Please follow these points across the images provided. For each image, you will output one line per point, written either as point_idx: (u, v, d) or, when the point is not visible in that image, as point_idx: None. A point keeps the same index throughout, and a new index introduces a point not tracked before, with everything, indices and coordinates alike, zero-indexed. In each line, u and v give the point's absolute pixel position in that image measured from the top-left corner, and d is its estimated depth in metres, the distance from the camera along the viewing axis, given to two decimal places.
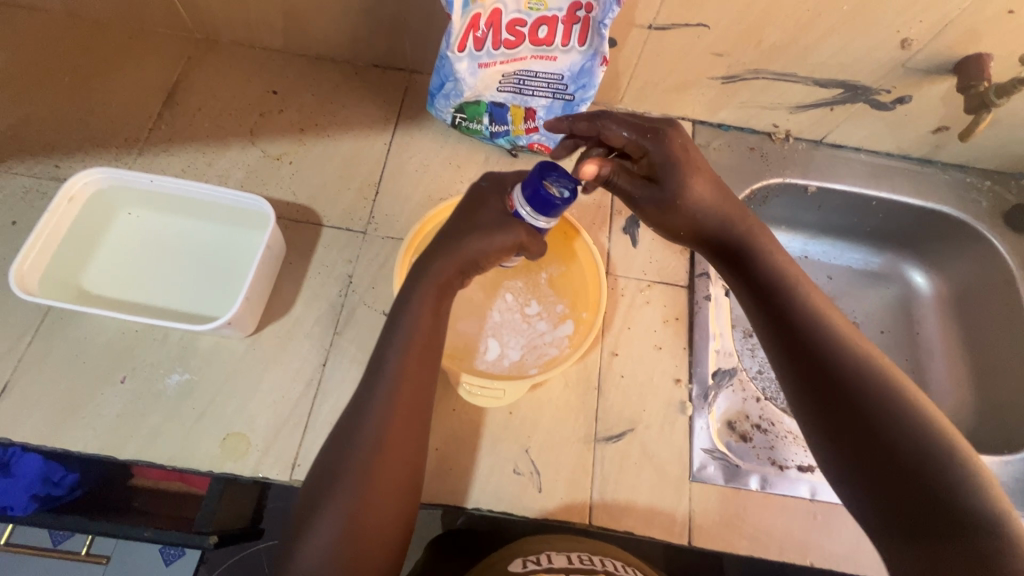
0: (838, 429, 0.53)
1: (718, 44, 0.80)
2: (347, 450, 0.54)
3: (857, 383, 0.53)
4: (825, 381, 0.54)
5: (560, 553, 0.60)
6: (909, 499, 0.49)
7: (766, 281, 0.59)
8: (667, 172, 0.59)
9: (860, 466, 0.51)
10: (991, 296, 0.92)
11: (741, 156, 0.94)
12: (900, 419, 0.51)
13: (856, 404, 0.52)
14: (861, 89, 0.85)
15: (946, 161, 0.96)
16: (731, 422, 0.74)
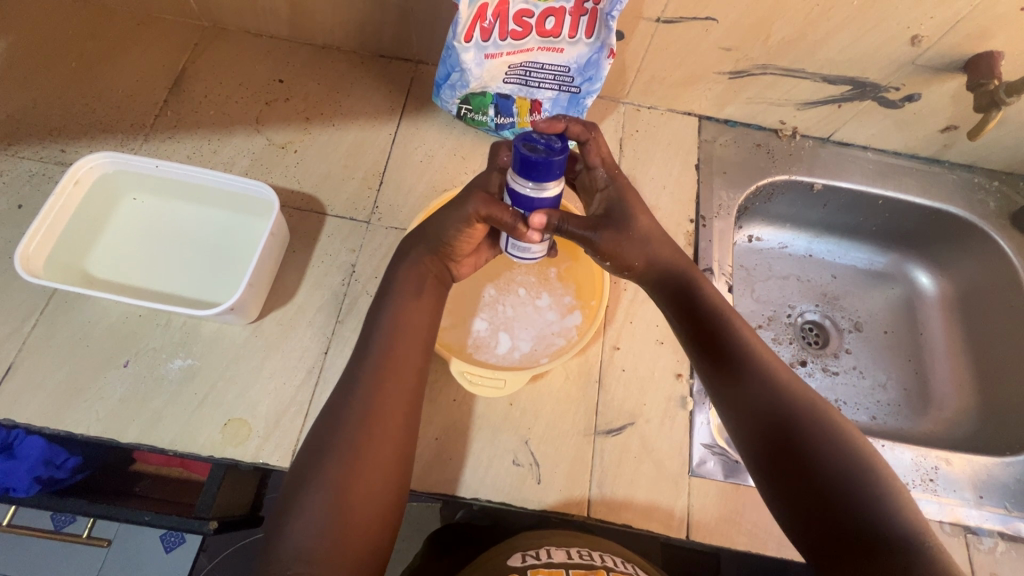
0: (773, 456, 0.55)
1: (727, 39, 0.80)
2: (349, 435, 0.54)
3: (787, 410, 0.56)
4: (760, 408, 0.56)
5: (559, 549, 0.61)
6: (837, 517, 0.50)
7: (703, 313, 0.61)
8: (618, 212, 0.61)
9: (795, 494, 0.53)
10: (995, 298, 0.91)
11: (748, 152, 0.93)
12: (830, 443, 0.53)
13: (788, 429, 0.55)
14: (869, 86, 0.84)
15: (953, 161, 0.95)
16: None
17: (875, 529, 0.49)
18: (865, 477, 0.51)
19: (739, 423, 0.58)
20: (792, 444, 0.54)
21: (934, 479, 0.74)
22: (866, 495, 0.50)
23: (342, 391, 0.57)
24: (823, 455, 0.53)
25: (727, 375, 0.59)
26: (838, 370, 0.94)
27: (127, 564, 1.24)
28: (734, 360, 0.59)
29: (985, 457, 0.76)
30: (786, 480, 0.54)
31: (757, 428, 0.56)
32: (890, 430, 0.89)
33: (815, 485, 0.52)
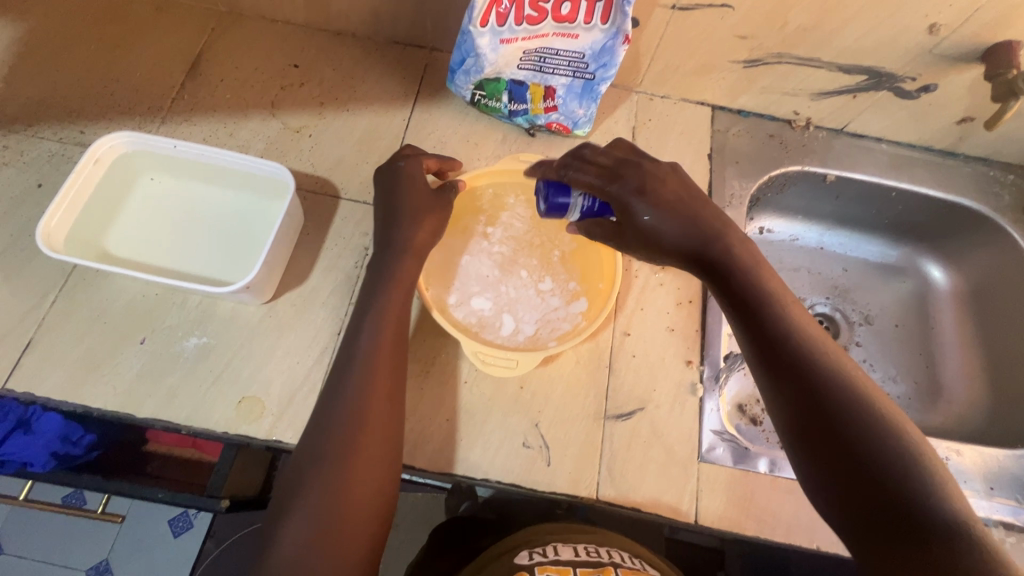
0: (818, 445, 0.54)
1: (742, 26, 0.79)
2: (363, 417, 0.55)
3: (832, 400, 0.55)
4: (804, 398, 0.55)
5: (566, 545, 0.61)
6: (881, 507, 0.50)
7: (751, 300, 0.59)
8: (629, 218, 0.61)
9: (836, 483, 0.53)
10: (1008, 292, 0.91)
11: (760, 142, 0.93)
12: (877, 435, 0.53)
13: (832, 420, 0.54)
14: (885, 76, 0.84)
15: (969, 154, 0.95)
16: (741, 405, 0.79)
17: (916, 521, 0.49)
18: (908, 468, 0.51)
19: (782, 411, 0.57)
20: (837, 434, 0.53)
21: None
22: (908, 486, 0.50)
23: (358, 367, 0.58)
24: (866, 445, 0.52)
25: (773, 363, 0.58)
26: None
27: (138, 540, 1.26)
28: (784, 348, 0.57)
29: (996, 449, 0.76)
30: (828, 468, 0.53)
31: (801, 417, 0.55)
32: None
33: (856, 475, 0.52)
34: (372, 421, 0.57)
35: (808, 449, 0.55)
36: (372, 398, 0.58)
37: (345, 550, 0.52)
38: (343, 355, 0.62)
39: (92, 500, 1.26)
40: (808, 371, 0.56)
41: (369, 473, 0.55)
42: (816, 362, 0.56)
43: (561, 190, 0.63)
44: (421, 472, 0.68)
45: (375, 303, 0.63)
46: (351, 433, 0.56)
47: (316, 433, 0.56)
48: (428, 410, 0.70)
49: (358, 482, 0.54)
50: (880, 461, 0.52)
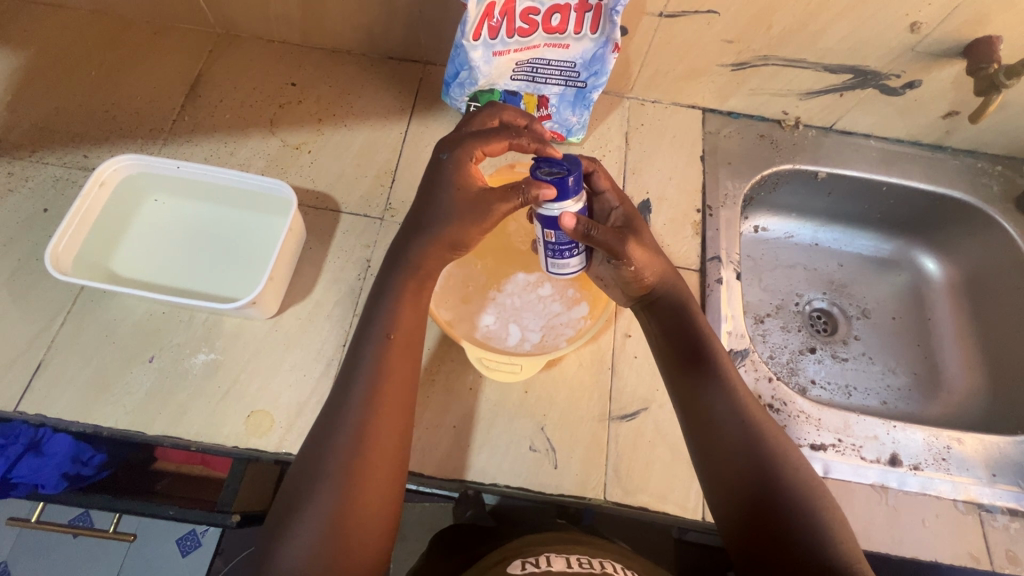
0: (729, 460, 0.59)
1: (728, 31, 0.81)
2: (360, 436, 0.56)
3: (750, 435, 0.60)
4: (727, 431, 0.60)
5: (559, 556, 0.61)
6: (776, 520, 0.55)
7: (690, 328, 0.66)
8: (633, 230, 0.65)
9: (739, 504, 0.57)
10: (1000, 281, 0.92)
11: (752, 142, 0.94)
12: (778, 457, 0.58)
13: (750, 442, 0.59)
14: (870, 74, 0.85)
15: (955, 147, 0.96)
16: None
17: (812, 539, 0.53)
18: (806, 490, 0.57)
19: (705, 430, 0.61)
20: (750, 465, 0.58)
21: (946, 458, 0.75)
22: (802, 512, 0.55)
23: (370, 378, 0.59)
24: (774, 477, 0.57)
25: (705, 395, 0.62)
26: (848, 357, 0.95)
27: (147, 558, 1.26)
28: (713, 376, 0.63)
29: (996, 436, 0.77)
30: (735, 491, 0.58)
31: (721, 434, 0.60)
32: (900, 414, 0.90)
33: (765, 490, 0.57)
34: (384, 428, 0.58)
35: (726, 471, 0.59)
36: (382, 409, 0.58)
37: (360, 553, 0.53)
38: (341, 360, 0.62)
39: (100, 519, 1.27)
40: (727, 398, 0.62)
41: (376, 487, 0.55)
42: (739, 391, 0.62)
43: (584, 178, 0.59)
44: (430, 479, 0.68)
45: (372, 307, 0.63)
46: (360, 443, 0.56)
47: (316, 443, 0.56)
48: (435, 418, 0.71)
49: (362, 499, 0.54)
50: (783, 494, 0.56)
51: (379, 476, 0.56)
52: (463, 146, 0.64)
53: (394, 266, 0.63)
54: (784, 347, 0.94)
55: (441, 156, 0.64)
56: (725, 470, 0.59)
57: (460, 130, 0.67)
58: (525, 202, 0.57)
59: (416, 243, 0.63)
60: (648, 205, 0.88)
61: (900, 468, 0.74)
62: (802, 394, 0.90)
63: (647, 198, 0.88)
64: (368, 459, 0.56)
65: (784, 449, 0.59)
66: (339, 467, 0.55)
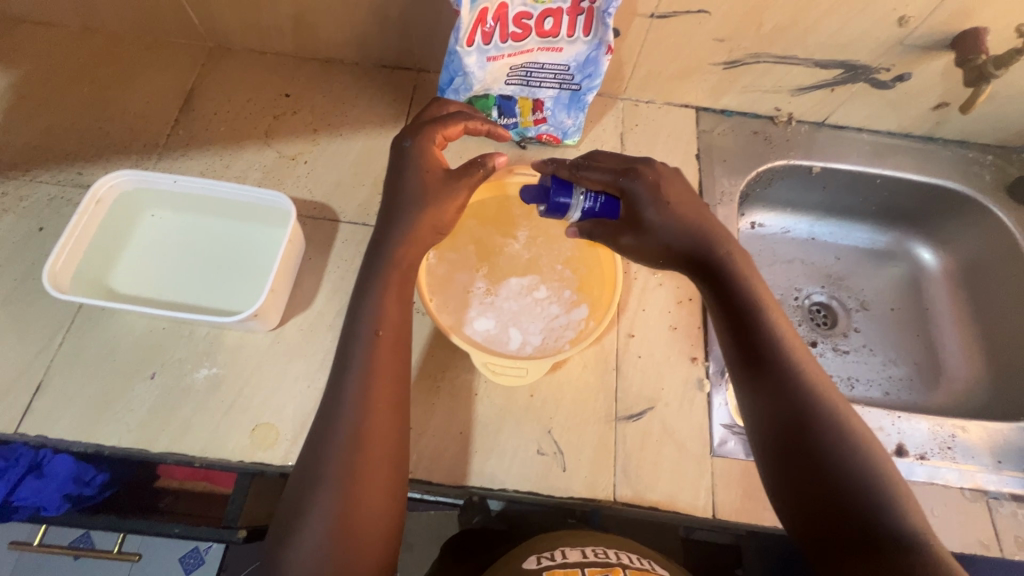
0: (784, 442, 0.57)
1: (719, 30, 0.82)
2: (357, 446, 0.56)
3: (805, 415, 0.57)
4: (784, 406, 0.58)
5: (574, 549, 0.61)
6: (834, 504, 0.53)
7: (738, 303, 0.62)
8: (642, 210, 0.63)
9: (797, 482, 0.55)
10: (996, 268, 0.93)
11: (745, 139, 0.95)
12: (838, 440, 0.55)
13: (806, 424, 0.56)
14: (860, 69, 0.86)
15: (946, 138, 0.98)
16: None
17: (871, 527, 0.51)
18: (869, 474, 0.53)
19: (759, 410, 0.59)
20: (808, 442, 0.56)
21: (952, 446, 0.75)
22: (864, 497, 0.52)
23: (377, 386, 0.58)
24: (832, 453, 0.55)
25: (758, 375, 0.60)
26: (849, 349, 0.96)
27: None
28: (766, 354, 0.60)
29: (1000, 422, 0.77)
30: (792, 469, 0.56)
31: (775, 415, 0.58)
32: (902, 405, 0.90)
33: (821, 475, 0.54)
34: (383, 432, 0.57)
35: (778, 453, 0.57)
36: (389, 416, 0.58)
37: (367, 555, 0.53)
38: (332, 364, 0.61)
39: (102, 540, 1.25)
40: (782, 377, 0.59)
41: (376, 497, 0.55)
42: (795, 368, 0.59)
43: (563, 188, 0.64)
44: (438, 486, 0.68)
45: (365, 311, 0.61)
46: (363, 451, 0.56)
47: (325, 453, 0.55)
48: (441, 425, 0.70)
49: (363, 509, 0.54)
50: (844, 470, 0.54)
51: (379, 479, 0.55)
52: (420, 134, 0.66)
53: (395, 273, 0.63)
54: None
55: (403, 144, 0.67)
56: (774, 450, 0.58)
57: (416, 120, 0.69)
58: (486, 174, 0.66)
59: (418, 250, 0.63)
60: None
61: (907, 458, 0.74)
62: None
63: None
64: (368, 463, 0.55)
65: (845, 429, 0.56)
66: (340, 474, 0.54)
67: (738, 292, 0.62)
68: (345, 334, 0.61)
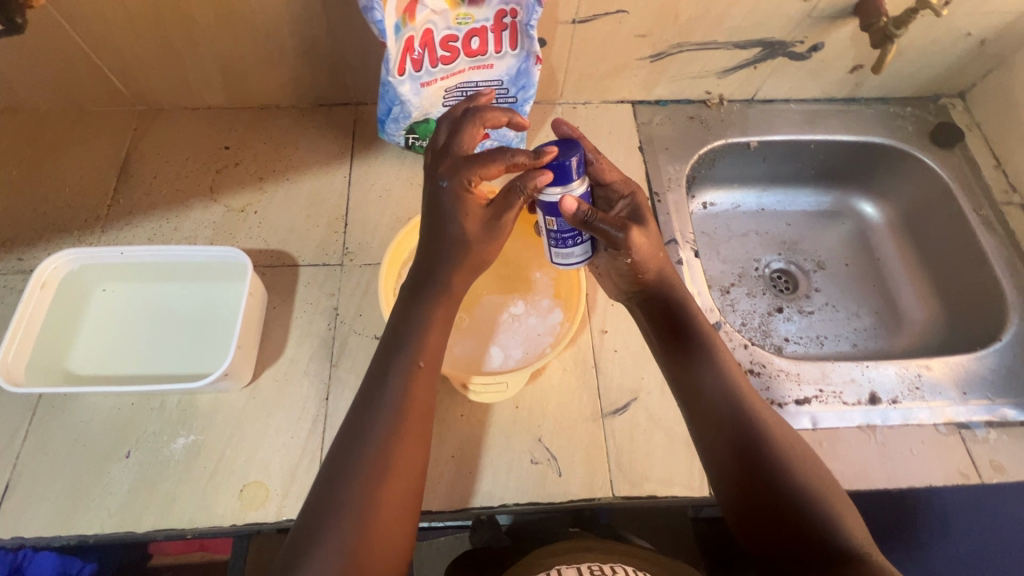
0: (720, 443, 0.61)
1: (640, 26, 0.85)
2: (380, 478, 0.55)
3: (738, 417, 0.61)
4: (720, 411, 0.61)
5: (570, 567, 0.62)
6: (767, 502, 0.57)
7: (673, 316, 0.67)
8: (642, 214, 0.66)
9: (740, 488, 0.58)
10: (933, 210, 0.99)
11: (683, 125, 0.98)
12: (768, 442, 0.59)
13: (740, 427, 0.60)
14: (777, 45, 0.90)
15: (867, 97, 1.03)
16: None
17: (803, 520, 0.55)
18: (798, 472, 0.57)
19: (697, 415, 0.63)
20: (749, 445, 0.59)
21: (920, 386, 0.79)
22: (795, 493, 0.56)
23: (399, 422, 0.58)
24: (768, 453, 0.58)
25: (693, 384, 0.64)
26: (814, 309, 0.99)
27: None
28: (699, 365, 0.64)
29: (960, 355, 0.81)
30: (735, 473, 0.59)
31: (711, 419, 0.62)
32: (871, 353, 0.95)
33: (756, 473, 0.58)
34: (408, 463, 0.56)
35: (718, 455, 0.61)
36: (408, 446, 0.57)
37: None
38: (364, 385, 0.61)
39: None
40: (712, 385, 0.63)
41: (395, 532, 0.54)
42: (725, 375, 0.63)
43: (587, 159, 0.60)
44: (439, 513, 0.68)
45: (409, 336, 0.61)
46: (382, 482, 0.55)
47: (316, 503, 0.54)
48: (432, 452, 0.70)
49: (382, 543, 0.53)
50: (772, 470, 0.58)
51: (396, 507, 0.55)
52: (458, 172, 0.61)
53: (436, 304, 0.63)
54: (754, 312, 0.98)
55: (439, 183, 0.62)
56: (717, 452, 0.61)
57: (452, 151, 0.64)
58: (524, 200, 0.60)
59: (418, 272, 0.64)
60: None
61: (881, 404, 0.77)
62: (779, 353, 0.94)
63: None
64: (388, 496, 0.55)
65: (774, 432, 0.60)
66: (360, 501, 0.54)
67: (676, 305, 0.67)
68: (380, 355, 0.61)
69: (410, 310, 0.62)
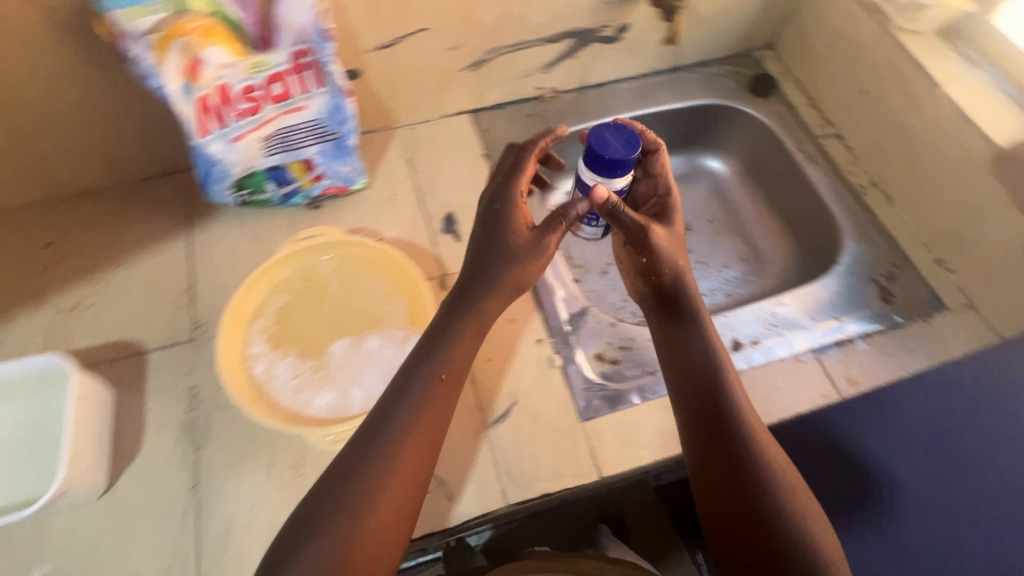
0: (699, 417, 0.65)
1: (447, 40, 0.86)
2: (377, 490, 0.56)
3: (727, 403, 0.65)
4: (708, 392, 0.66)
5: None
6: (735, 477, 0.62)
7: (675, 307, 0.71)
8: (672, 219, 0.74)
9: (713, 456, 0.63)
10: (768, 155, 1.06)
11: (523, 124, 1.01)
12: (750, 430, 0.64)
13: (724, 409, 0.65)
14: (586, 33, 0.93)
15: (689, 63, 1.09)
16: (599, 355, 0.80)
17: (760, 494, 0.61)
18: (770, 460, 0.62)
19: (682, 386, 0.68)
20: (732, 429, 0.63)
21: (776, 322, 0.84)
22: (760, 478, 0.61)
23: (409, 437, 0.59)
24: (745, 436, 0.63)
25: (682, 369, 0.68)
26: None
27: None
28: (695, 356, 0.68)
29: (809, 285, 0.87)
30: (712, 452, 0.63)
31: (695, 394, 0.67)
32: (744, 299, 1.00)
33: (731, 450, 0.63)
34: (409, 470, 0.58)
35: (697, 421, 0.66)
36: (408, 464, 0.58)
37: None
38: (399, 374, 0.63)
39: None
40: (707, 375, 0.67)
41: (385, 542, 0.55)
42: (719, 370, 0.67)
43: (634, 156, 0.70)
44: None
45: (437, 351, 0.64)
46: (377, 493, 0.56)
47: None
48: None
49: (372, 545, 0.54)
50: (748, 454, 0.62)
51: (389, 514, 0.56)
52: (507, 194, 0.68)
53: (472, 324, 0.66)
54: None
55: (494, 206, 0.68)
56: (697, 420, 0.65)
57: (525, 151, 0.71)
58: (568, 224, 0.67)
59: (466, 277, 0.67)
60: (452, 216, 0.90)
61: (744, 349, 0.81)
62: None
63: (449, 210, 0.91)
64: (383, 500, 0.56)
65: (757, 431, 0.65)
66: (360, 506, 0.55)
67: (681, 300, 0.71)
68: (410, 363, 0.64)
69: (461, 303, 0.66)
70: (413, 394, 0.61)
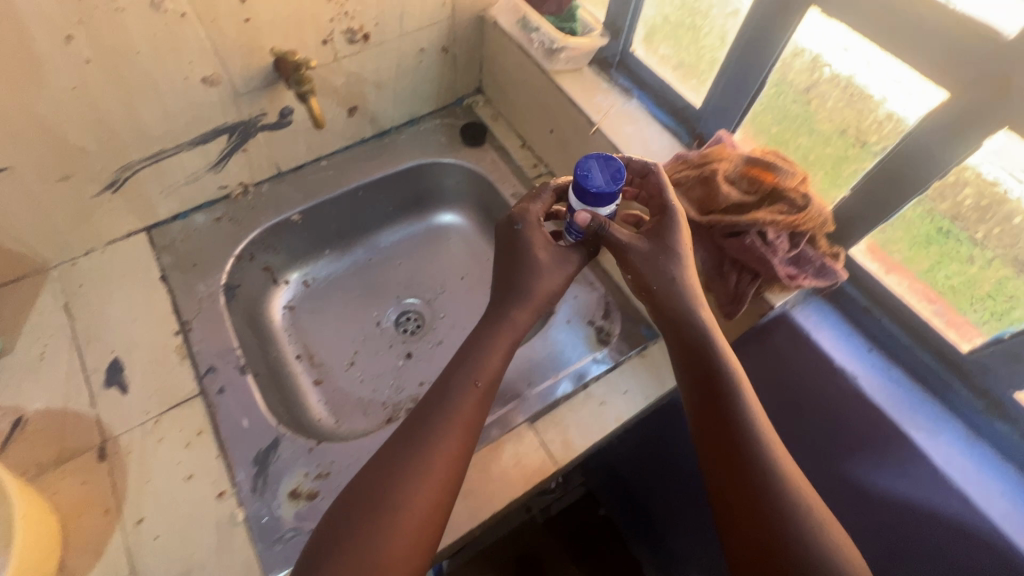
0: (709, 425, 0.60)
1: (48, 172, 0.73)
2: (358, 560, 0.52)
3: (739, 413, 0.59)
4: (717, 395, 0.60)
5: None
6: (753, 493, 0.56)
7: (671, 313, 0.63)
8: (673, 236, 0.63)
9: (717, 467, 0.58)
10: (493, 204, 1.03)
11: (209, 231, 0.90)
12: (763, 448, 0.57)
13: (734, 418, 0.59)
14: (241, 126, 0.84)
15: (396, 125, 1.04)
16: (293, 492, 0.70)
17: (774, 512, 0.55)
18: (789, 479, 0.56)
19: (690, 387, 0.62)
20: (738, 441, 0.58)
21: None
22: (780, 499, 0.55)
23: (407, 507, 0.55)
24: (760, 450, 0.57)
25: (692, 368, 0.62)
26: (440, 338, 0.99)
27: None
28: (704, 359, 0.61)
29: (523, 346, 0.84)
30: (714, 462, 0.59)
31: (701, 399, 0.61)
32: None
33: (747, 461, 0.57)
34: (398, 548, 0.53)
35: (705, 430, 0.60)
36: (407, 529, 0.54)
37: None
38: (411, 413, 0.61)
39: None
40: (719, 377, 0.60)
41: None
42: (730, 376, 0.60)
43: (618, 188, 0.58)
44: None
45: (473, 357, 0.63)
46: (364, 571, 0.52)
47: None
48: None
49: None
50: (764, 473, 0.56)
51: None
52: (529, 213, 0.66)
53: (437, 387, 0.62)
54: (383, 372, 0.95)
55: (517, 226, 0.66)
56: (707, 430, 0.60)
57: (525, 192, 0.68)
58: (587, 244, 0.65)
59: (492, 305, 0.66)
60: (118, 363, 0.78)
61: None
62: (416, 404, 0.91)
63: (115, 356, 0.78)
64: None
65: (774, 450, 0.58)
66: None
67: (673, 313, 0.63)
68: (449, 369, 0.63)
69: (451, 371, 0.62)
70: (447, 403, 0.60)
